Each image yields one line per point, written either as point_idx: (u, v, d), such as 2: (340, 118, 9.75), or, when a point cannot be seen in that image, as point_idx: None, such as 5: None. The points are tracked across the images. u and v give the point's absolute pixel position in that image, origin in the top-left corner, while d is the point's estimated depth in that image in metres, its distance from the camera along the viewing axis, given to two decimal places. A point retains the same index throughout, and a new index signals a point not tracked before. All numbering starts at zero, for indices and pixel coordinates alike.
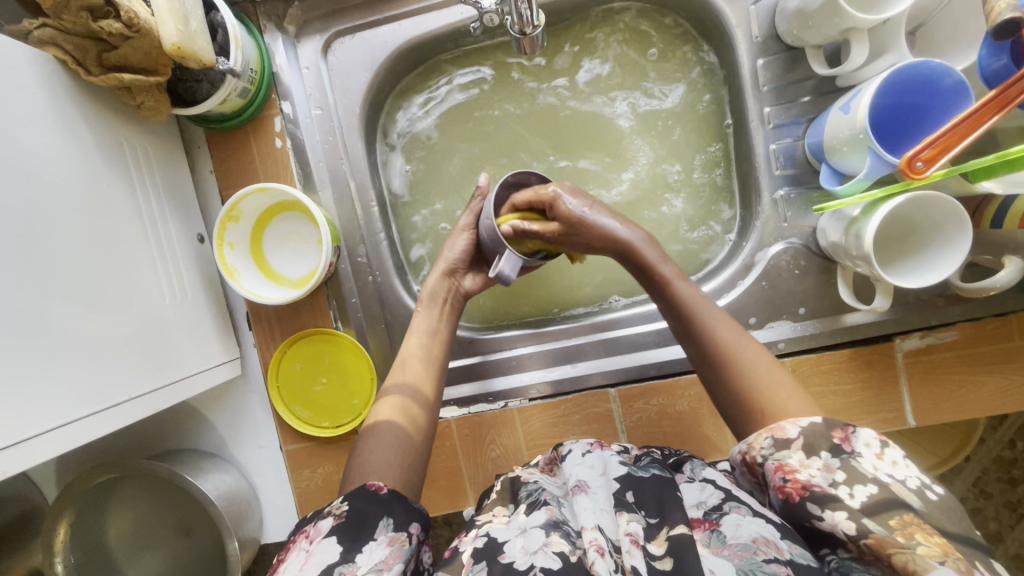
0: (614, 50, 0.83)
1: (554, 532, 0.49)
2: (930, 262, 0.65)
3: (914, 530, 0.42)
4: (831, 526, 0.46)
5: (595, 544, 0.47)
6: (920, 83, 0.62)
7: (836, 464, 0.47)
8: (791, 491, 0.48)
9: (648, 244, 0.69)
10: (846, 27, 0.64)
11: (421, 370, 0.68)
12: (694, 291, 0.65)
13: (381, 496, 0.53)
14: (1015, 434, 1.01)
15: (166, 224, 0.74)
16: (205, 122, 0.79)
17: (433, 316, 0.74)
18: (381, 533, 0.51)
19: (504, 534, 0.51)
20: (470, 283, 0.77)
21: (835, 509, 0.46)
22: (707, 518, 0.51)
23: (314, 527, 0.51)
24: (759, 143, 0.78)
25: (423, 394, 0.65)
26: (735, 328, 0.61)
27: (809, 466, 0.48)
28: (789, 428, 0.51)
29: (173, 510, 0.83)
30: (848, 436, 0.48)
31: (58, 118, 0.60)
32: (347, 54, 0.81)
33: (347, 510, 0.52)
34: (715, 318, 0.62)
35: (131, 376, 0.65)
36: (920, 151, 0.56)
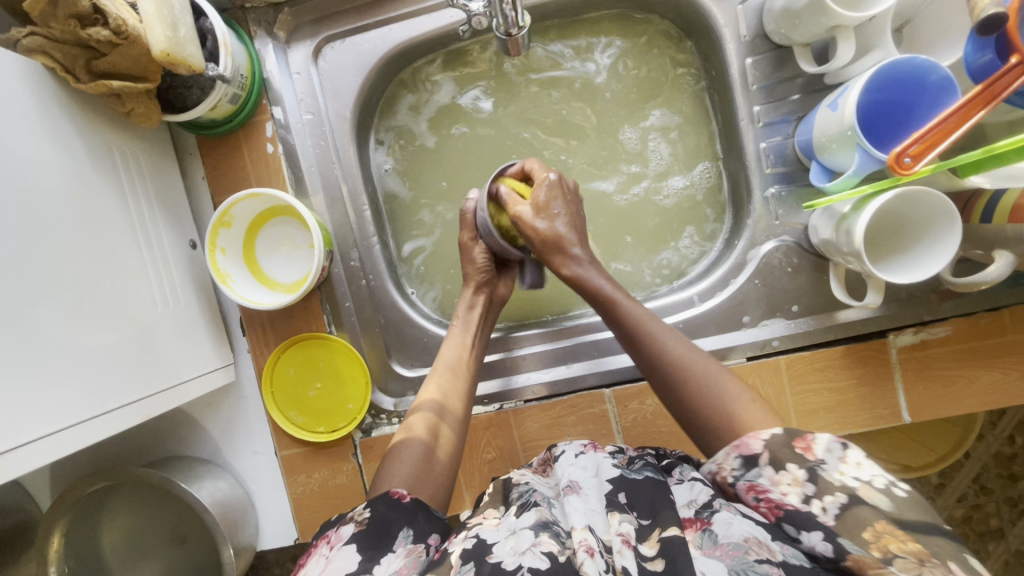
0: (603, 52, 0.83)
1: (544, 532, 0.49)
2: (920, 257, 0.65)
3: (887, 542, 0.44)
4: (810, 546, 0.47)
5: (585, 544, 0.47)
6: (908, 79, 0.62)
7: (804, 476, 0.49)
8: (766, 511, 0.50)
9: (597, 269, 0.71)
10: (833, 25, 0.64)
11: (454, 384, 0.70)
12: (644, 312, 0.67)
13: (403, 504, 0.55)
14: (1013, 430, 1.01)
15: (157, 230, 0.74)
16: (197, 128, 0.79)
17: (467, 333, 0.75)
18: (400, 544, 0.51)
19: (493, 535, 0.50)
20: (502, 291, 0.80)
21: (811, 530, 0.47)
22: (699, 517, 0.50)
23: (335, 533, 0.52)
24: (750, 141, 0.79)
25: (452, 409, 0.68)
26: (684, 345, 0.64)
27: (779, 483, 0.50)
28: (753, 443, 0.53)
29: (167, 517, 0.82)
30: (809, 446, 0.50)
31: (47, 125, 0.60)
32: (337, 58, 0.81)
33: (368, 517, 0.53)
34: (667, 338, 0.64)
35: (124, 383, 0.64)
36: (909, 146, 0.56)
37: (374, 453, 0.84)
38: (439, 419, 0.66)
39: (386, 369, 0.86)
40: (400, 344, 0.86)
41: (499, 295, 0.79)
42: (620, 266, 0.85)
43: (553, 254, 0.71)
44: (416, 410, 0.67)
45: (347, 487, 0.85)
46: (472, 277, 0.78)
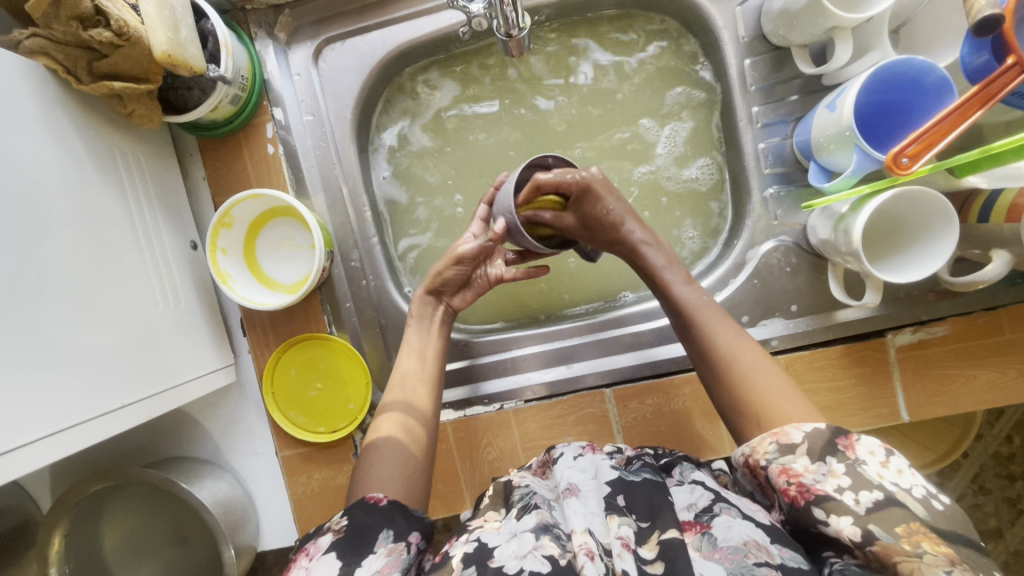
0: (602, 53, 0.84)
1: (545, 535, 0.49)
2: (917, 258, 0.66)
3: (920, 539, 0.44)
4: (836, 531, 0.47)
5: (585, 548, 0.47)
6: (905, 80, 0.63)
7: (842, 470, 0.48)
8: (795, 495, 0.50)
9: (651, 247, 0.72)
10: (830, 26, 0.64)
11: (418, 384, 0.69)
12: (701, 297, 0.67)
13: (380, 507, 0.55)
14: (1012, 430, 1.01)
15: (158, 231, 0.74)
16: (197, 129, 0.79)
17: (427, 333, 0.74)
18: (381, 546, 0.52)
19: (494, 539, 0.51)
20: (460, 301, 0.77)
21: (841, 515, 0.47)
22: (699, 520, 0.51)
23: (314, 544, 0.52)
24: (749, 142, 0.79)
25: (419, 409, 0.67)
26: (737, 332, 0.63)
27: (814, 472, 0.50)
28: (793, 433, 0.52)
29: (168, 518, 0.82)
30: (853, 444, 0.49)
31: (48, 126, 0.61)
32: (337, 60, 0.82)
33: (345, 525, 0.52)
34: (714, 320, 0.65)
35: (125, 384, 0.64)
36: (906, 147, 0.57)
37: None
38: (407, 418, 0.65)
39: (387, 369, 0.86)
40: (400, 344, 0.86)
41: (455, 305, 0.78)
42: None
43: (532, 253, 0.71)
44: (381, 412, 0.66)
45: (348, 487, 0.85)
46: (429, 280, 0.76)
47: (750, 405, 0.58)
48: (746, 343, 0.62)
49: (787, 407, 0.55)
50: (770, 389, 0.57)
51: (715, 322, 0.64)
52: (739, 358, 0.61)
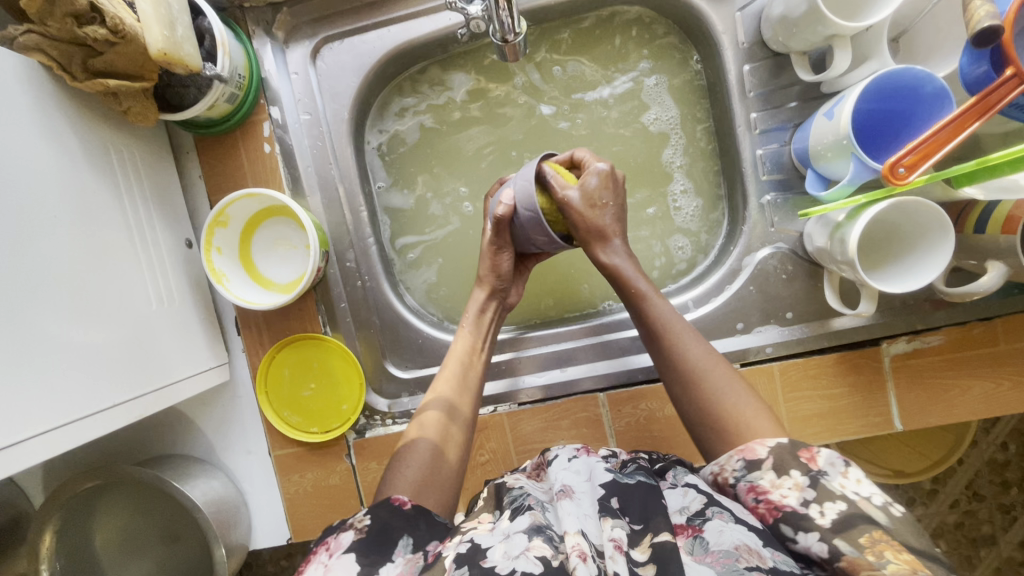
0: (601, 56, 0.83)
1: (537, 536, 0.49)
2: (915, 265, 0.65)
3: (883, 549, 0.45)
4: (805, 547, 0.48)
5: (578, 549, 0.47)
6: (904, 89, 0.62)
7: (806, 482, 0.50)
8: (764, 512, 0.51)
9: (630, 264, 0.72)
10: (830, 34, 0.64)
11: (462, 385, 0.70)
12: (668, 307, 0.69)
13: (404, 510, 0.55)
14: (1007, 437, 1.01)
15: (153, 229, 0.74)
16: (194, 127, 0.79)
17: (479, 332, 0.75)
18: (399, 554, 0.52)
19: (487, 540, 0.50)
20: (512, 296, 0.80)
21: (807, 531, 0.48)
22: (691, 523, 0.51)
23: (335, 540, 0.53)
24: (746, 148, 0.79)
25: (459, 410, 0.68)
26: (703, 344, 0.65)
27: (781, 486, 0.51)
28: (759, 448, 0.54)
29: (161, 516, 0.82)
30: (815, 455, 0.51)
31: (42, 123, 0.60)
32: (335, 59, 0.81)
33: (368, 525, 0.53)
34: (686, 333, 0.66)
35: (118, 383, 0.64)
36: (903, 157, 0.57)
37: (368, 454, 0.85)
38: (446, 419, 0.66)
39: (381, 370, 0.86)
40: (394, 345, 0.86)
41: (508, 300, 0.80)
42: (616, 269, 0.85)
43: (594, 241, 0.71)
44: (423, 411, 0.68)
45: (341, 488, 0.85)
46: (486, 279, 0.77)
47: (719, 418, 0.59)
48: (711, 356, 0.64)
49: (752, 420, 0.57)
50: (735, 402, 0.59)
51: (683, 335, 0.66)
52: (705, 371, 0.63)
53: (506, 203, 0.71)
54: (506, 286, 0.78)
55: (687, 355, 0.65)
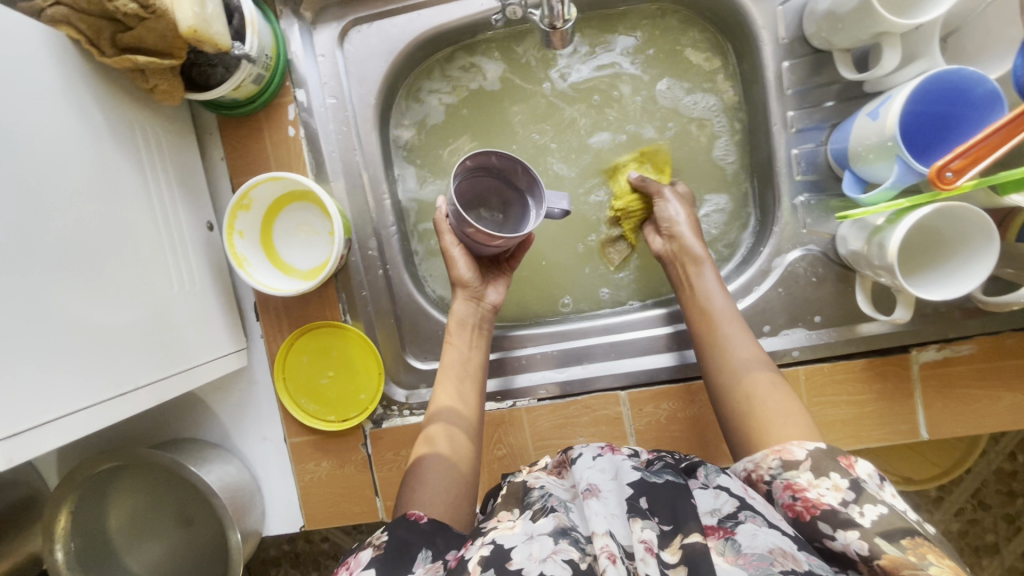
0: (634, 48, 0.81)
1: (563, 539, 0.49)
2: (955, 272, 0.64)
3: (925, 551, 0.45)
4: (844, 546, 0.47)
5: (607, 551, 0.47)
6: (952, 91, 0.61)
7: (846, 484, 0.50)
8: (802, 510, 0.50)
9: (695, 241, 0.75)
10: (878, 31, 0.62)
11: (465, 393, 0.70)
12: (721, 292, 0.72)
13: (420, 526, 0.55)
14: (1016, 447, 1.00)
15: (176, 210, 0.73)
16: (218, 107, 0.77)
17: (471, 347, 0.74)
18: (419, 565, 0.51)
19: (510, 540, 0.50)
20: (493, 299, 0.78)
21: (847, 529, 0.47)
22: (722, 526, 0.50)
23: (355, 559, 0.52)
24: (781, 147, 0.77)
25: (465, 420, 0.68)
26: (750, 340, 0.68)
27: (819, 486, 0.51)
28: (796, 450, 0.54)
29: (176, 499, 0.82)
30: (853, 463, 0.52)
31: (69, 99, 0.59)
32: (364, 42, 0.80)
33: (386, 541, 0.52)
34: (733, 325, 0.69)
35: (138, 366, 0.64)
36: (952, 161, 0.55)
37: (384, 444, 0.84)
38: (452, 429, 0.67)
39: (400, 360, 0.85)
40: (414, 336, 0.85)
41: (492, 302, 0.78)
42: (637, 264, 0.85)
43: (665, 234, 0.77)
44: (430, 422, 0.68)
45: (356, 477, 0.85)
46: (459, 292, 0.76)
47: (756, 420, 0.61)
48: (757, 355, 0.66)
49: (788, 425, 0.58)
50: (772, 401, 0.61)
51: (735, 329, 0.69)
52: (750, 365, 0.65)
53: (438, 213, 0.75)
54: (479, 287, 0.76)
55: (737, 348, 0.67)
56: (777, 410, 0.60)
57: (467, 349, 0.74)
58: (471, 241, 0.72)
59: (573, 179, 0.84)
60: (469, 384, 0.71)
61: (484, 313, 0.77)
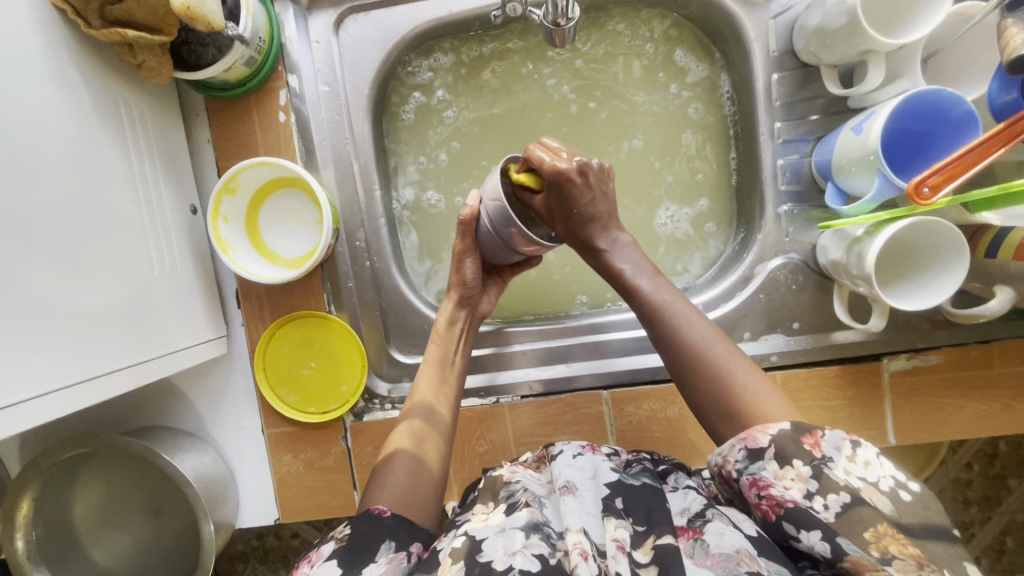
0: (627, 54, 0.82)
1: (534, 534, 0.49)
2: (926, 285, 0.67)
3: (888, 544, 0.44)
4: (807, 546, 0.47)
5: (579, 547, 0.47)
6: (931, 110, 0.63)
7: (808, 472, 0.48)
8: (767, 509, 0.49)
9: (622, 256, 0.68)
10: (865, 48, 0.64)
11: (442, 395, 0.69)
12: (669, 293, 0.64)
13: (385, 520, 0.54)
14: (971, 456, 1.04)
15: (159, 192, 0.71)
16: (206, 89, 0.76)
17: (450, 349, 0.74)
18: (382, 555, 0.51)
19: (482, 532, 0.50)
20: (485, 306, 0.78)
21: (811, 529, 0.46)
22: (692, 525, 0.51)
23: (316, 552, 0.52)
24: (768, 157, 0.79)
25: (439, 416, 0.67)
26: (706, 326, 0.61)
27: (783, 478, 0.50)
28: (760, 436, 0.52)
29: (145, 487, 0.79)
30: (818, 442, 0.49)
31: (53, 70, 0.57)
32: (359, 32, 0.79)
33: (348, 535, 0.52)
34: (689, 316, 0.62)
35: (113, 350, 0.62)
36: (928, 177, 0.57)
37: (364, 437, 0.83)
38: (429, 425, 0.65)
39: (383, 353, 0.84)
40: (399, 329, 0.84)
41: (480, 309, 0.78)
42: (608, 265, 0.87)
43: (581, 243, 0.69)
44: (406, 418, 0.67)
45: (334, 470, 0.83)
46: (452, 290, 0.76)
47: (729, 406, 0.56)
48: (714, 334, 0.61)
49: (758, 405, 0.55)
50: (752, 389, 0.56)
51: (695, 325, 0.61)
52: (721, 365, 0.58)
53: (472, 205, 0.71)
54: (474, 294, 0.76)
55: (703, 347, 0.60)
56: (745, 389, 0.56)
57: (448, 349, 0.73)
58: (500, 243, 0.71)
59: None
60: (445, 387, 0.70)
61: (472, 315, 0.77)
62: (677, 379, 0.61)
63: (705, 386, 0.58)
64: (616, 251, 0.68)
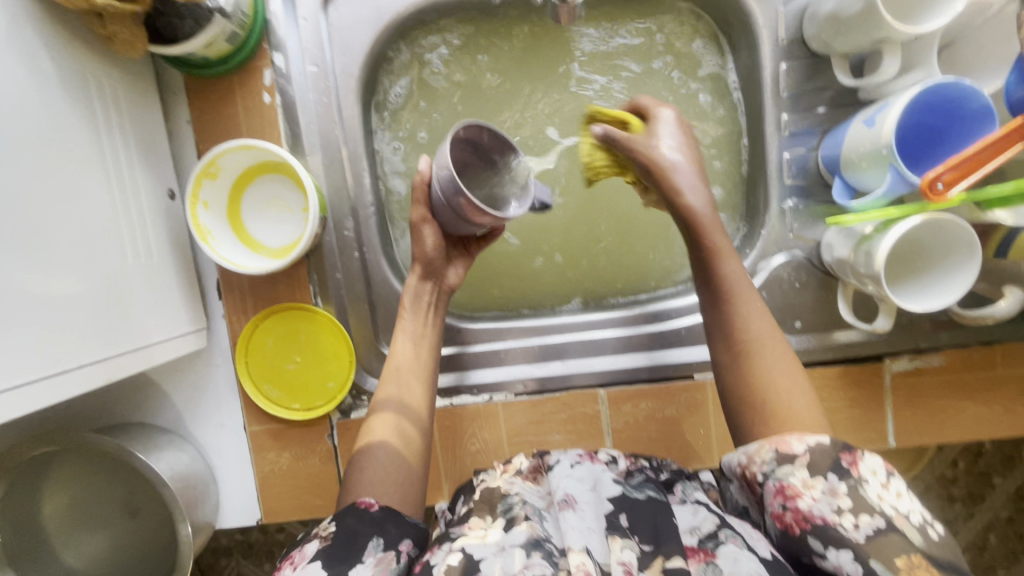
0: (630, 40, 0.79)
1: (536, 552, 0.46)
2: (937, 284, 0.65)
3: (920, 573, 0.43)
4: (834, 565, 0.45)
5: (582, 569, 0.45)
6: (946, 104, 0.61)
7: (844, 490, 0.46)
8: (791, 522, 0.47)
9: (710, 215, 0.62)
10: (881, 38, 0.62)
11: (414, 381, 0.66)
12: (743, 277, 0.60)
13: (371, 514, 0.52)
14: (958, 454, 1.04)
15: (133, 173, 0.67)
16: (184, 65, 0.71)
17: (417, 327, 0.70)
18: (368, 555, 0.49)
19: (480, 551, 0.48)
20: (452, 279, 0.74)
21: (840, 549, 0.45)
22: (702, 547, 0.48)
23: (299, 552, 0.49)
24: (774, 150, 0.76)
25: (413, 410, 0.64)
26: (769, 321, 0.59)
27: (813, 489, 0.47)
28: (794, 444, 0.49)
29: (123, 487, 0.76)
30: (858, 461, 0.47)
31: (16, 39, 0.52)
32: (350, 8, 0.75)
33: (334, 532, 0.50)
34: (754, 307, 0.59)
35: (81, 343, 0.57)
36: (943, 172, 0.55)
37: (352, 435, 0.80)
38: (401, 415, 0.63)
39: (372, 348, 0.81)
40: (388, 323, 0.81)
41: (449, 282, 0.74)
42: (607, 261, 0.84)
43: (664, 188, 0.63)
44: (375, 413, 0.63)
45: (320, 469, 0.80)
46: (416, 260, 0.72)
47: (766, 408, 0.54)
48: (773, 331, 0.58)
49: (800, 417, 0.52)
50: (797, 401, 0.54)
51: (756, 316, 0.58)
52: (771, 370, 0.56)
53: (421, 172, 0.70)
54: (438, 266, 0.72)
55: (756, 348, 0.57)
56: (792, 399, 0.54)
57: (418, 329, 0.70)
58: (452, 212, 0.67)
59: (561, 170, 0.82)
60: (422, 372, 0.67)
61: (440, 293, 0.73)
62: (720, 367, 0.59)
63: (750, 386, 0.56)
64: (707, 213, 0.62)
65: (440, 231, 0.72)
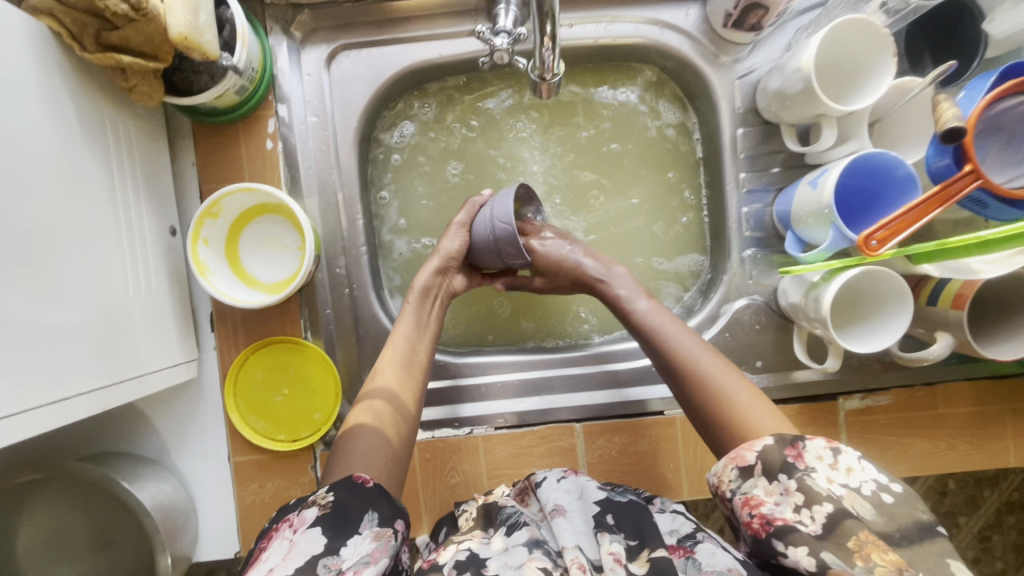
0: (605, 103, 0.88)
1: (537, 549, 0.51)
2: (878, 328, 0.72)
3: (869, 550, 0.46)
4: (794, 562, 0.49)
5: (577, 562, 0.49)
6: (878, 171, 0.70)
7: (794, 486, 0.51)
8: (758, 527, 0.51)
9: (614, 280, 0.77)
10: (817, 113, 0.71)
11: (406, 377, 0.68)
12: (665, 318, 0.71)
13: (367, 488, 0.54)
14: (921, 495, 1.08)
15: (139, 210, 0.71)
16: (195, 113, 0.77)
17: (424, 312, 0.76)
18: (366, 527, 0.51)
19: (485, 550, 0.52)
20: (456, 284, 0.81)
21: (796, 545, 0.49)
22: (682, 544, 0.52)
23: (298, 516, 0.51)
24: (733, 205, 0.85)
25: (402, 401, 0.66)
26: (703, 347, 0.67)
27: (771, 495, 0.52)
28: (748, 454, 0.54)
29: (96, 519, 0.75)
30: (800, 454, 0.52)
31: (44, 90, 0.57)
32: (350, 67, 0.82)
33: (332, 501, 0.52)
34: (681, 338, 0.68)
35: (80, 372, 0.60)
36: (875, 231, 0.62)
37: None
38: (393, 408, 0.65)
39: (358, 381, 0.84)
40: (374, 357, 0.84)
41: (452, 287, 0.80)
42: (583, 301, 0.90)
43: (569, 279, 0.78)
44: (368, 394, 0.66)
45: None
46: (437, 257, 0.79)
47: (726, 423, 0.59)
48: (708, 353, 0.66)
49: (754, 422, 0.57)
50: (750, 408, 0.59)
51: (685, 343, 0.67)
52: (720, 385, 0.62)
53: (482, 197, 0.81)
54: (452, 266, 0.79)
55: (692, 364, 0.65)
56: (745, 407, 0.59)
57: (421, 318, 0.75)
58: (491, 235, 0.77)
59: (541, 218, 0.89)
60: (420, 358, 0.71)
61: (447, 289, 0.80)
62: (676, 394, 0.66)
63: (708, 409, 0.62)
64: (613, 279, 0.77)
65: (467, 242, 0.80)
